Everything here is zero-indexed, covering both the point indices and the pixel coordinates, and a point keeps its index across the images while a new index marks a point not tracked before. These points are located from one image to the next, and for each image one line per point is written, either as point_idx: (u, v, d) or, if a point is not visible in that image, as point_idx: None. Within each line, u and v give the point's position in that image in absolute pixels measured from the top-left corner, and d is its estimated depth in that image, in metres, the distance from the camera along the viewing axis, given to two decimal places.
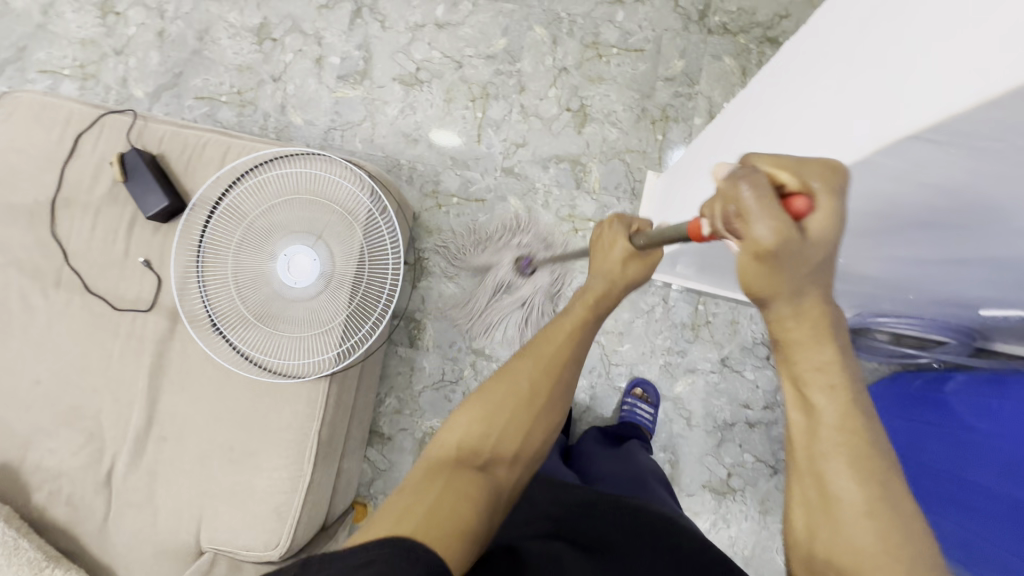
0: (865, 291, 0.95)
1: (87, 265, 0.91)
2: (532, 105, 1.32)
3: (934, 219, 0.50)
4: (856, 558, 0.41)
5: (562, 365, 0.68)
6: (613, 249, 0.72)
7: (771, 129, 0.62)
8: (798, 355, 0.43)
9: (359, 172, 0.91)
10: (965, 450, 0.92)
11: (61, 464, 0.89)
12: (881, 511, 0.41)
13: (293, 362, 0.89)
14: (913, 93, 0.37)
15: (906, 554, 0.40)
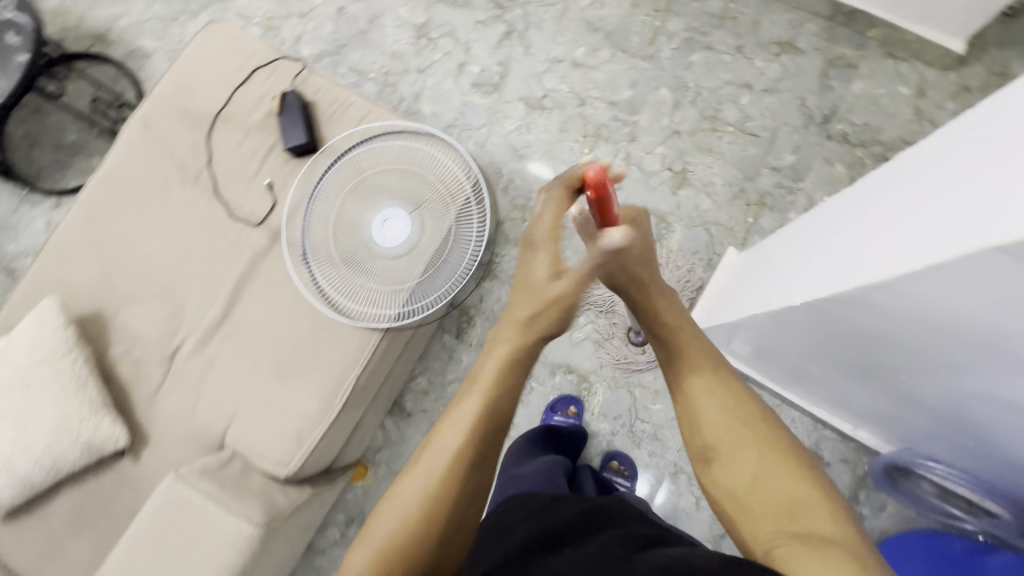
0: (921, 424, 0.92)
1: (223, 173, 1.05)
2: (637, 156, 1.39)
3: (1002, 349, 0.51)
4: (713, 429, 0.62)
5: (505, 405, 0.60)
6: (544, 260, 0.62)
7: (861, 225, 0.64)
8: (654, 307, 0.66)
9: (469, 163, 1.00)
10: None
11: (141, 329, 1.01)
12: (716, 392, 0.64)
13: (357, 308, 0.96)
14: (1005, 210, 0.39)
15: (741, 422, 0.61)
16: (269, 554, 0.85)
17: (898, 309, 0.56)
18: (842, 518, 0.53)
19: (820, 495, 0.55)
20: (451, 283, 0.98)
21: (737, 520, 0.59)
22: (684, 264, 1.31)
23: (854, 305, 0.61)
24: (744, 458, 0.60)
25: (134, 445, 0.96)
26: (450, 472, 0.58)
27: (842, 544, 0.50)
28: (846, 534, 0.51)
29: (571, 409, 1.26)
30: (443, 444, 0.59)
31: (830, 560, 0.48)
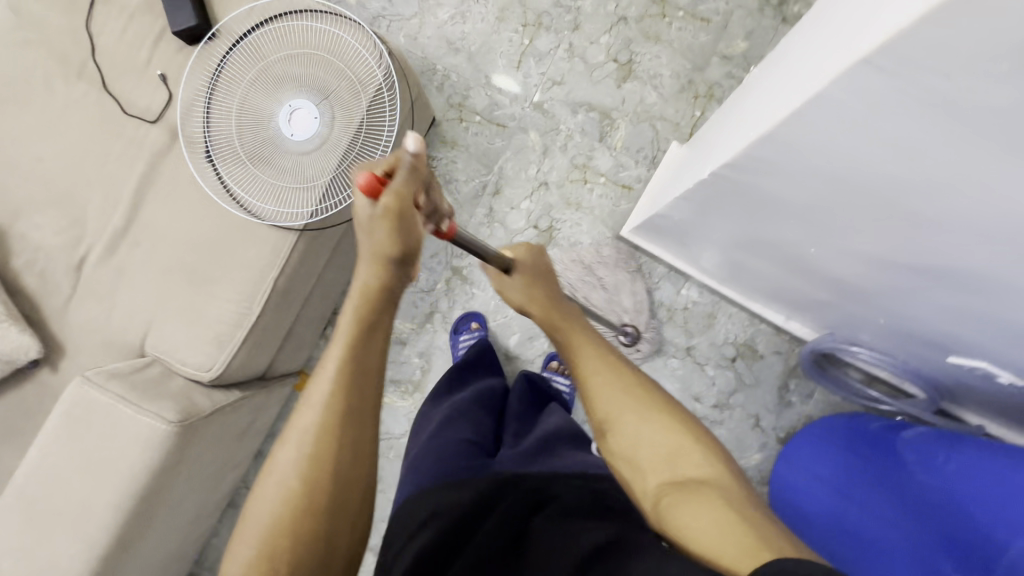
0: (841, 308, 0.93)
1: (109, 65, 0.95)
2: (581, 47, 1.29)
3: (891, 195, 0.48)
4: (608, 410, 0.67)
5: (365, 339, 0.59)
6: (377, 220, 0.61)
7: (772, 83, 0.59)
8: (532, 303, 0.77)
9: (377, 44, 0.92)
10: (898, 492, 0.93)
11: (42, 239, 0.95)
12: (610, 373, 0.70)
13: (268, 208, 0.91)
14: (883, 13, 0.35)
15: (631, 397, 0.67)
16: (195, 453, 0.86)
17: (795, 163, 0.53)
18: (715, 458, 0.60)
19: (692, 441, 0.62)
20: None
21: (630, 477, 0.64)
22: (627, 164, 1.27)
23: (754, 167, 0.58)
24: (631, 412, 0.66)
25: (51, 356, 0.94)
26: (325, 438, 0.55)
27: (713, 482, 0.57)
28: (719, 473, 0.58)
29: (473, 323, 1.24)
30: (313, 396, 0.57)
31: (700, 499, 0.55)
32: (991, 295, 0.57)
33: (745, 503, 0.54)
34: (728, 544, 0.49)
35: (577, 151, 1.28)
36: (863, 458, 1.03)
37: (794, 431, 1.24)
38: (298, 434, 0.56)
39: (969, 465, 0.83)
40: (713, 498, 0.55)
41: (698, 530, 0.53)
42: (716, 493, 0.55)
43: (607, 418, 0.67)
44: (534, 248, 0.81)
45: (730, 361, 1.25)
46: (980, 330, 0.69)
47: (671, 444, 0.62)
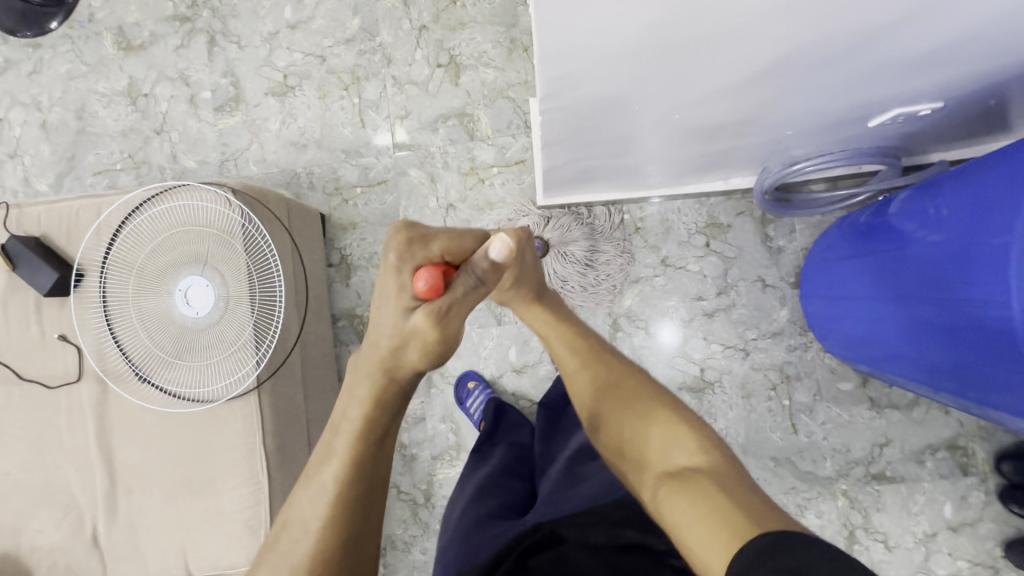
0: (747, 145, 0.92)
1: (13, 356, 0.96)
2: (403, 74, 1.30)
3: (693, 32, 0.47)
4: (604, 409, 0.73)
5: (391, 404, 0.60)
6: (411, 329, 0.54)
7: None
8: (529, 315, 0.81)
9: (209, 190, 0.92)
10: (918, 266, 0.84)
11: (49, 539, 0.95)
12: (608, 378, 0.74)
13: (217, 386, 0.91)
14: None
15: (625, 392, 0.72)
16: None
17: (585, 61, 0.51)
18: (704, 444, 0.62)
19: (682, 431, 0.64)
20: (278, 304, 0.94)
21: (637, 477, 0.67)
22: (506, 142, 1.27)
23: (563, 87, 0.57)
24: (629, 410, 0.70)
25: None
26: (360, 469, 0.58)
27: (704, 470, 0.58)
28: (711, 460, 0.60)
29: (469, 383, 1.23)
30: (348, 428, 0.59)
31: (689, 488, 0.57)
32: (873, 47, 0.56)
33: (734, 486, 0.55)
34: (709, 543, 0.50)
35: (459, 160, 1.28)
36: (880, 254, 0.96)
37: (800, 270, 1.21)
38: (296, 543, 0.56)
39: (964, 203, 0.75)
40: (703, 487, 0.56)
41: (687, 522, 0.54)
42: (705, 482, 0.57)
43: (606, 417, 0.72)
44: (521, 232, 0.65)
45: (705, 248, 1.23)
46: (864, 86, 0.68)
47: (668, 441, 0.64)
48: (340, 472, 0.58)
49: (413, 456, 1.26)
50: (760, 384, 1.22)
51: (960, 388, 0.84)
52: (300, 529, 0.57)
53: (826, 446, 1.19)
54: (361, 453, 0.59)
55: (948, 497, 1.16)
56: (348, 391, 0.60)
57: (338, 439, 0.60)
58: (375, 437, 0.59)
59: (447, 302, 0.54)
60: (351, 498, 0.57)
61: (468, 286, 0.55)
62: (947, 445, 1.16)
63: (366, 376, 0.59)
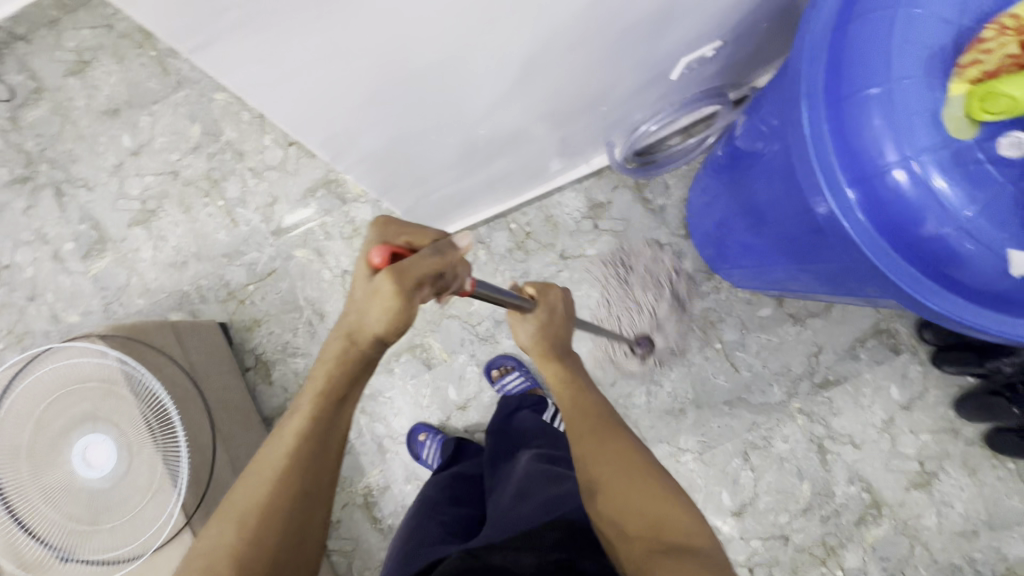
0: (574, 131, 0.95)
1: None
2: (260, 163, 1.30)
3: (425, 61, 0.49)
4: (598, 467, 0.67)
5: (356, 361, 0.59)
6: (368, 295, 0.53)
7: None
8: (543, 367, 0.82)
9: (69, 346, 0.90)
10: (764, 180, 0.88)
11: None
12: (611, 445, 0.69)
13: (147, 534, 0.88)
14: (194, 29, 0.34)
15: (625, 457, 0.67)
16: None
17: (342, 121, 0.53)
18: (701, 527, 0.60)
19: (675, 507, 0.62)
20: (172, 418, 0.91)
21: (618, 548, 0.61)
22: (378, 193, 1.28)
23: (341, 148, 0.58)
24: (618, 477, 0.66)
25: None
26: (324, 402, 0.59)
27: (706, 558, 0.56)
28: (703, 541, 0.59)
29: (419, 436, 1.20)
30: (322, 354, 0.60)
31: (695, 574, 0.54)
32: (619, 16, 0.60)
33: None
34: None
35: (339, 225, 1.28)
36: (736, 179, 1.00)
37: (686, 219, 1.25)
38: (256, 479, 0.57)
39: (776, 110, 0.79)
40: (696, 570, 0.54)
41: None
42: (705, 567, 0.55)
43: (596, 472, 0.67)
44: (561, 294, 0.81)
45: (595, 229, 1.26)
46: (634, 52, 0.72)
47: (667, 516, 0.61)
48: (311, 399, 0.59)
49: (389, 527, 1.22)
50: (689, 337, 1.25)
51: (843, 285, 0.86)
52: (258, 477, 0.57)
53: (768, 373, 1.23)
54: (318, 416, 0.58)
55: (891, 380, 1.20)
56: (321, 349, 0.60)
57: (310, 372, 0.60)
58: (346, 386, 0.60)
59: (405, 261, 0.52)
60: (303, 458, 0.57)
61: (426, 253, 0.54)
62: (872, 333, 1.21)
63: (336, 335, 0.59)
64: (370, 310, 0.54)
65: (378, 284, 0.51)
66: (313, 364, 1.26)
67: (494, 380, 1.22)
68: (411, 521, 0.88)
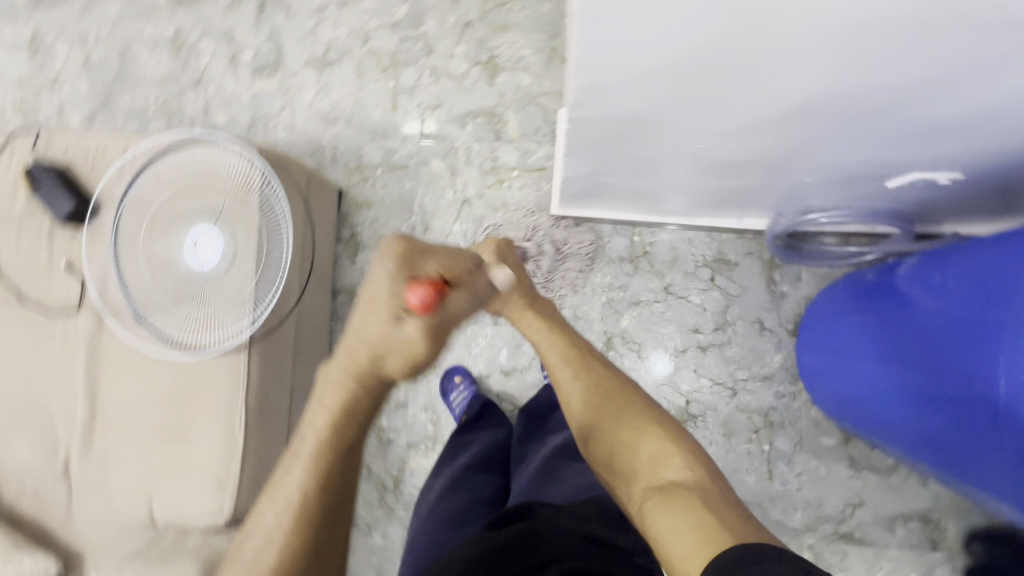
0: (762, 186, 0.93)
1: (19, 275, 0.97)
2: (442, 66, 1.32)
3: (727, 62, 0.49)
4: (591, 419, 0.71)
5: (357, 418, 0.62)
6: (399, 340, 0.58)
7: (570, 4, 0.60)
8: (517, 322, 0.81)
9: (237, 146, 0.95)
10: (919, 334, 0.83)
11: (22, 461, 0.95)
12: (596, 388, 0.73)
13: (210, 337, 0.92)
14: None
15: (613, 399, 0.71)
16: None
17: (615, 78, 0.53)
18: (696, 461, 0.62)
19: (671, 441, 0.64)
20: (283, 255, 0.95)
21: (622, 486, 0.65)
22: (530, 147, 1.28)
23: (590, 99, 0.58)
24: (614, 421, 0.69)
25: (75, 565, 0.94)
26: (327, 460, 0.61)
27: (695, 486, 0.58)
28: (697, 475, 0.59)
29: (455, 378, 1.23)
30: (320, 412, 0.62)
31: (681, 504, 0.55)
32: (904, 105, 0.58)
33: (719, 502, 0.55)
34: (691, 545, 0.50)
35: (482, 157, 1.29)
36: (885, 315, 0.94)
37: (799, 318, 1.21)
38: (275, 515, 0.61)
39: (973, 276, 0.73)
40: (688, 502, 0.55)
41: (673, 537, 0.53)
42: (695, 497, 0.56)
43: (591, 424, 0.71)
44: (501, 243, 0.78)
45: (710, 281, 1.23)
46: (880, 145, 0.70)
47: (658, 457, 0.63)
48: (315, 456, 0.61)
49: (389, 440, 1.26)
50: (743, 425, 1.21)
51: (945, 460, 0.83)
52: (269, 526, 0.61)
53: (798, 497, 1.19)
54: (323, 467, 0.61)
55: (913, 568, 1.15)
56: (321, 393, 0.63)
57: (309, 432, 0.63)
58: (344, 443, 0.62)
59: (443, 313, 0.59)
60: (316, 502, 0.61)
61: (460, 303, 0.62)
62: (920, 516, 1.15)
63: (338, 387, 0.61)
64: (394, 353, 0.59)
65: (417, 328, 0.58)
66: None
67: None
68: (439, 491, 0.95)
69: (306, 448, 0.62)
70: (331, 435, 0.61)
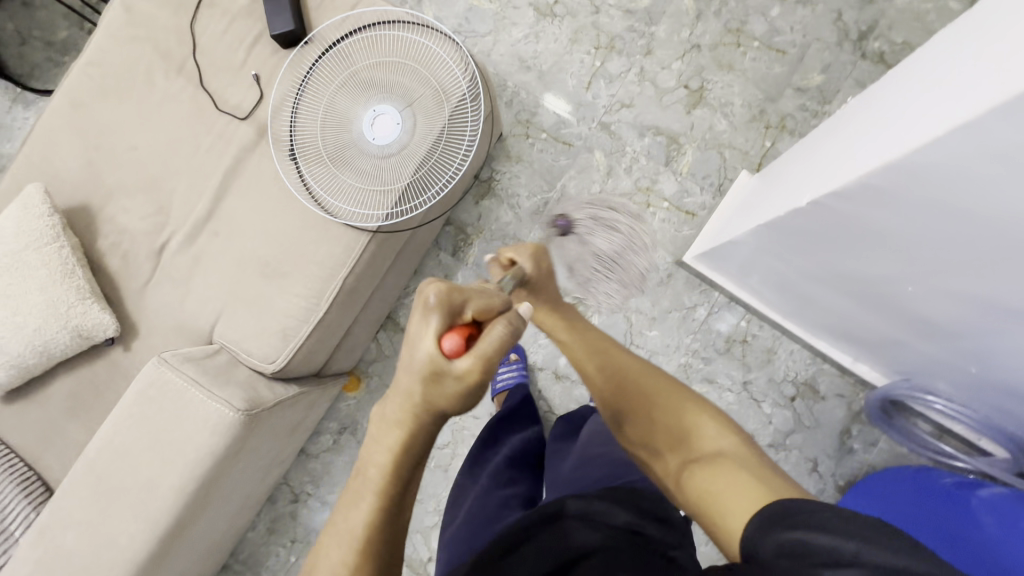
0: (919, 353, 0.88)
1: (208, 63, 0.99)
2: (652, 71, 1.29)
3: None
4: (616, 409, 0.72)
5: (420, 450, 0.52)
6: (438, 381, 0.48)
7: (903, 94, 0.57)
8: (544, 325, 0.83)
9: (466, 57, 0.92)
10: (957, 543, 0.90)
11: (128, 223, 0.99)
12: (616, 376, 0.74)
13: (344, 207, 0.93)
14: None
15: (634, 382, 0.71)
16: (254, 442, 0.86)
17: (915, 193, 0.50)
18: (726, 429, 0.62)
19: (698, 412, 0.65)
20: (449, 173, 0.94)
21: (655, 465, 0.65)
22: (691, 189, 1.25)
23: (865, 197, 0.56)
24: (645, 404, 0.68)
25: (125, 335, 0.97)
26: (385, 497, 0.51)
27: (728, 455, 0.57)
28: (732, 444, 0.59)
29: (512, 356, 1.24)
30: (377, 442, 0.52)
31: (721, 468, 0.55)
32: None
33: (756, 465, 0.55)
34: (737, 505, 0.50)
35: (642, 173, 1.27)
36: (927, 510, 1.00)
37: (855, 481, 1.17)
38: (335, 555, 0.52)
39: None
40: (727, 466, 0.55)
41: (722, 496, 0.52)
42: (731, 462, 0.56)
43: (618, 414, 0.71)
44: (537, 250, 0.80)
45: (789, 400, 1.20)
46: None
47: (694, 432, 0.62)
48: (375, 492, 0.51)
49: None
50: None
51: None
52: (328, 572, 0.51)
53: None
54: (382, 502, 0.51)
55: None
56: (376, 437, 0.52)
57: (367, 464, 0.53)
58: (407, 477, 0.52)
59: (488, 344, 0.48)
60: (378, 540, 0.52)
61: (508, 329, 0.49)
62: None
63: (394, 423, 0.51)
64: (440, 391, 0.48)
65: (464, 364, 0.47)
66: (513, 228, 1.29)
67: None
68: (471, 497, 0.90)
69: (365, 494, 0.52)
70: (391, 487, 0.51)
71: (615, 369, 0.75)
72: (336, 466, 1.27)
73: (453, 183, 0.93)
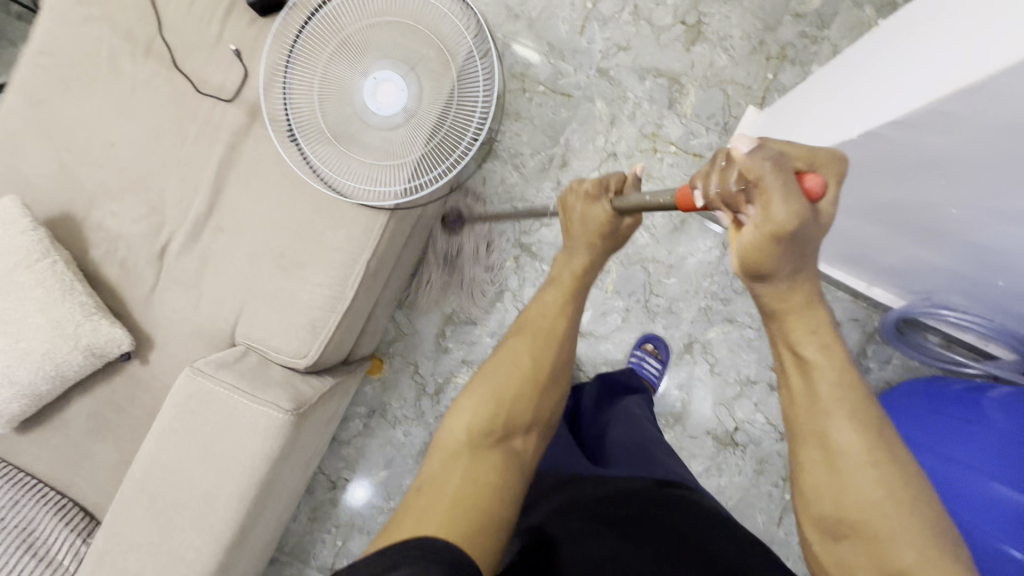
0: (942, 271, 0.90)
1: (179, 41, 0.90)
2: (646, 9, 1.23)
3: None
4: (820, 431, 0.50)
5: (568, 310, 0.71)
6: (590, 218, 0.71)
7: (959, 9, 0.56)
8: (798, 323, 0.52)
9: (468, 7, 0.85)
10: (992, 448, 0.94)
11: (121, 228, 0.92)
12: (846, 412, 0.50)
13: (358, 187, 0.87)
14: None
15: (859, 422, 0.49)
16: (300, 440, 0.84)
17: (993, 114, 0.49)
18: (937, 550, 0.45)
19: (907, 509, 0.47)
20: (467, 138, 0.88)
21: (822, 512, 0.50)
22: (696, 130, 1.23)
23: (930, 124, 0.55)
24: (835, 471, 0.49)
25: (140, 348, 0.92)
26: (548, 337, 0.69)
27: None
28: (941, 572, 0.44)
29: None
30: (542, 301, 0.72)
31: None
32: None
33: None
34: None
35: (646, 119, 1.23)
36: (952, 420, 1.03)
37: (874, 399, 1.22)
38: (497, 375, 0.66)
39: None
40: None
41: None
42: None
43: (809, 430, 0.51)
44: (571, 190, 0.73)
45: None
46: None
47: (903, 563, 0.45)
48: (542, 320, 0.70)
49: (446, 349, 1.25)
50: (776, 467, 1.22)
51: None
52: (483, 392, 0.65)
53: (794, 549, 1.20)
54: (543, 335, 0.69)
55: None
56: (540, 292, 0.74)
57: (532, 312, 0.72)
58: (570, 320, 0.71)
59: (582, 208, 0.71)
60: (537, 368, 0.67)
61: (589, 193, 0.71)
62: None
63: (553, 288, 0.73)
64: (610, 234, 0.71)
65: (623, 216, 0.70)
66: (520, 189, 1.25)
67: (638, 349, 1.23)
68: None
69: (532, 324, 0.70)
70: (552, 323, 0.70)
71: (820, 423, 0.50)
72: (369, 449, 1.26)
73: (473, 152, 0.87)
